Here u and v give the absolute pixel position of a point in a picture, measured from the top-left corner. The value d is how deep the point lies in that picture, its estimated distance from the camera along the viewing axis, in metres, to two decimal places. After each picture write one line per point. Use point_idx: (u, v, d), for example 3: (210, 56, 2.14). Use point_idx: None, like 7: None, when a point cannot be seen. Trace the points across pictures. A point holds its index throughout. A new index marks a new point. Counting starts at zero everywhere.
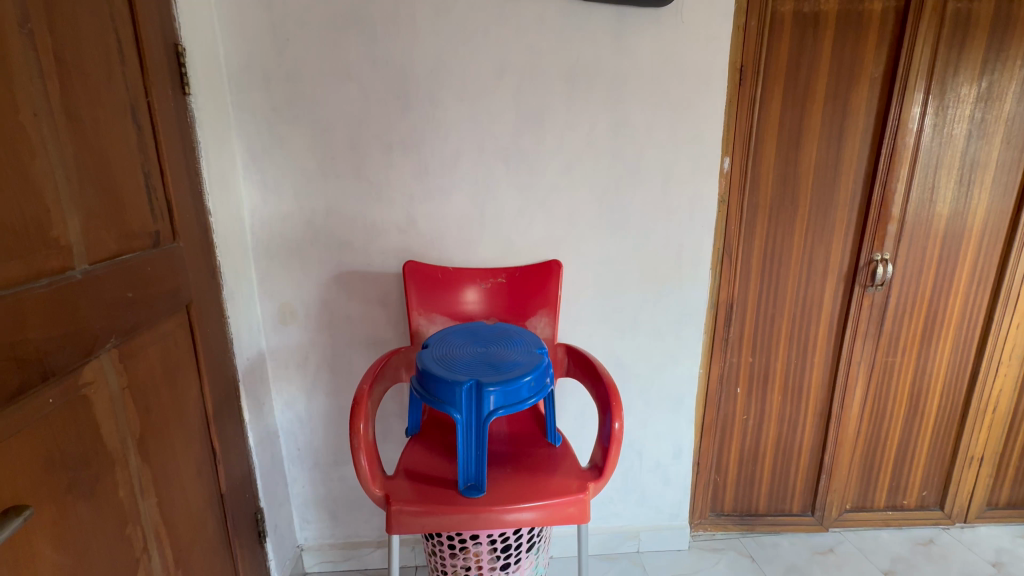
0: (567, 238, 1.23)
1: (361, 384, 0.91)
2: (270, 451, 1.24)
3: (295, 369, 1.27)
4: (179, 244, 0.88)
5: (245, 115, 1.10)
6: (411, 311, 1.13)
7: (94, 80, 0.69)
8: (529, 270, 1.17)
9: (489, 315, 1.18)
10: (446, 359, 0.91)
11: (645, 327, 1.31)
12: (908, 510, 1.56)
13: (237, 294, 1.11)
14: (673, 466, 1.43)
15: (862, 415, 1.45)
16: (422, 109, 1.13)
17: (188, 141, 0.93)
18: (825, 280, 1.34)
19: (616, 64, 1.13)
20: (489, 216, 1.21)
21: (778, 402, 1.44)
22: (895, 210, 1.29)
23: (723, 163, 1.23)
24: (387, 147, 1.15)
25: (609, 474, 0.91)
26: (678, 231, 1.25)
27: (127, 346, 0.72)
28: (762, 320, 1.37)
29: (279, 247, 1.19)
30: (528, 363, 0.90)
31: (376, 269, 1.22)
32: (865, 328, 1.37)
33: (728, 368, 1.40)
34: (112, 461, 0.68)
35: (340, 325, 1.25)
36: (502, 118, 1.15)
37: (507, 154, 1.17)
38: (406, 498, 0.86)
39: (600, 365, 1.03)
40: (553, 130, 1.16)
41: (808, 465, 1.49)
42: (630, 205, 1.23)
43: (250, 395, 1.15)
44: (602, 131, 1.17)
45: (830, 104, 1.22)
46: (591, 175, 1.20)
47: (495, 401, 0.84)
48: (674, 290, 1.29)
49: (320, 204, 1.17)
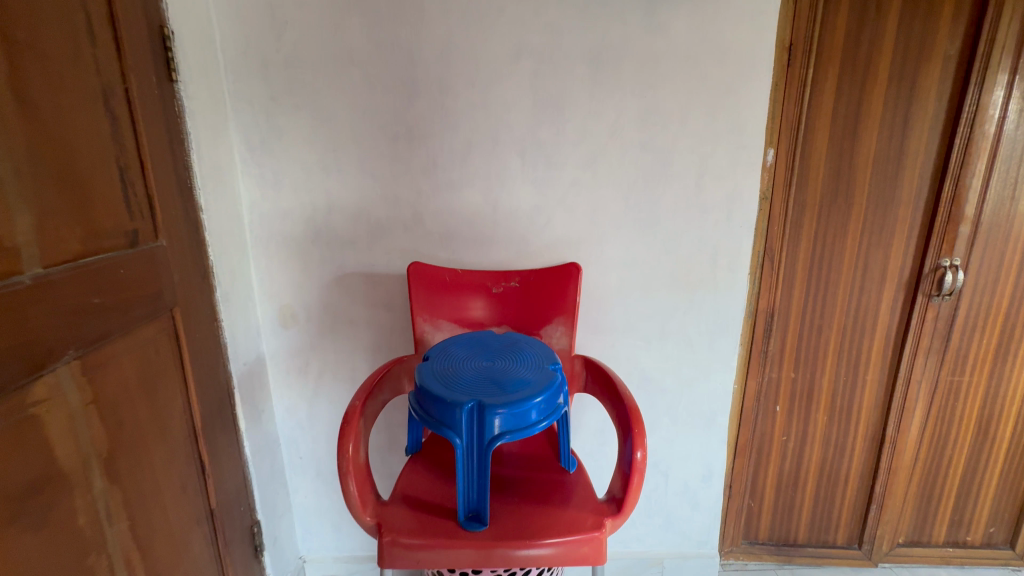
0: (588, 239, 1.12)
1: (353, 400, 0.83)
2: (269, 461, 1.18)
3: (297, 374, 1.20)
4: (162, 243, 0.81)
5: (243, 104, 1.03)
6: (415, 316, 1.04)
7: (55, 62, 0.63)
8: (544, 274, 1.06)
9: (500, 322, 1.08)
10: (448, 374, 0.81)
11: (673, 337, 1.19)
12: (971, 547, 1.39)
13: (234, 297, 1.05)
14: (702, 490, 1.30)
15: (921, 441, 1.28)
16: (430, 96, 1.03)
17: (176, 133, 0.87)
18: (881, 288, 1.19)
19: (647, 43, 1.01)
20: (502, 214, 1.11)
21: (824, 423, 1.29)
22: (968, 209, 1.12)
23: (766, 155, 1.09)
24: (393, 139, 1.06)
25: (628, 509, 0.80)
26: (713, 232, 1.12)
27: (94, 356, 0.66)
28: (807, 332, 1.22)
29: (280, 246, 1.12)
30: (541, 382, 0.79)
31: (381, 270, 1.14)
32: (928, 345, 1.21)
33: (766, 385, 1.26)
34: (70, 486, 0.61)
35: (342, 330, 1.18)
36: (518, 106, 1.04)
37: (523, 145, 1.06)
38: (401, 527, 0.78)
39: (621, 385, 0.91)
40: (574, 119, 1.05)
41: (855, 494, 1.33)
42: (660, 203, 1.10)
43: (247, 401, 1.09)
44: (629, 121, 1.05)
45: (894, 87, 1.07)
46: (615, 169, 1.08)
47: (499, 425, 0.74)
48: (706, 297, 1.16)
49: (321, 200, 1.09)
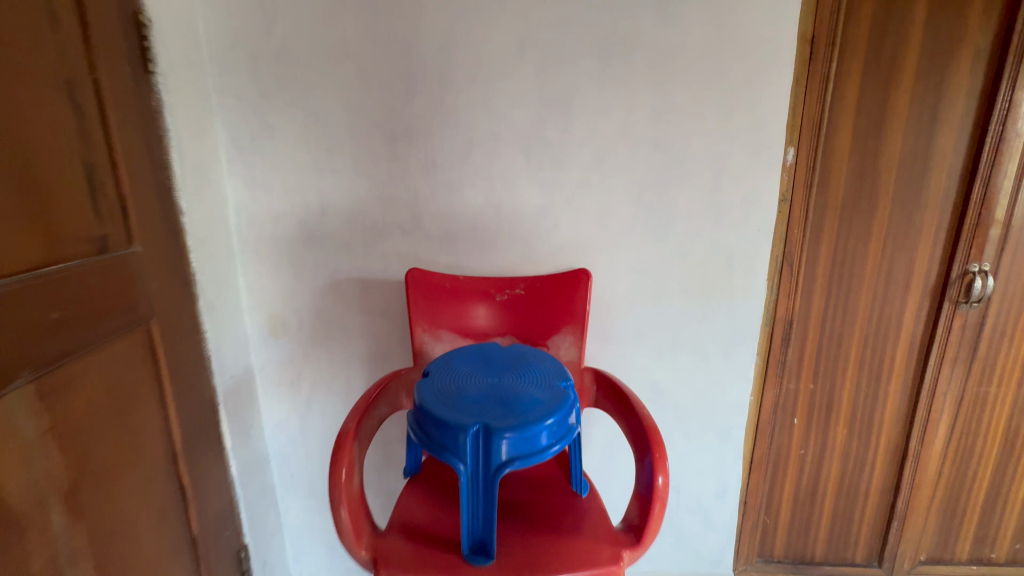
0: (597, 243, 1.05)
1: (346, 421, 0.77)
2: (257, 480, 1.11)
3: (287, 387, 1.13)
4: (136, 250, 0.75)
5: (228, 99, 0.96)
6: (414, 326, 0.97)
7: (11, 51, 0.58)
8: (552, 280, 1.00)
9: (505, 332, 1.01)
10: (451, 392, 0.74)
11: (687, 347, 1.12)
12: (995, 564, 1.33)
13: (219, 305, 0.98)
14: (716, 506, 1.24)
15: (945, 455, 1.22)
16: (429, 92, 0.97)
17: (154, 130, 0.81)
18: (906, 294, 1.12)
19: (661, 35, 0.94)
20: (505, 217, 1.04)
21: (845, 436, 1.22)
22: (999, 212, 1.06)
23: (786, 154, 1.03)
24: (390, 137, 0.99)
25: (647, 540, 0.74)
26: (730, 236, 1.06)
27: (54, 377, 0.60)
28: (827, 341, 1.16)
29: (269, 251, 1.05)
30: (552, 402, 0.73)
31: (377, 277, 1.07)
32: (955, 354, 1.15)
33: (784, 397, 1.19)
34: (25, 526, 0.56)
35: (336, 340, 1.10)
36: (523, 103, 0.97)
37: (528, 144, 1.00)
38: (399, 563, 0.71)
39: (638, 403, 0.85)
40: (582, 116, 0.98)
41: (876, 510, 1.27)
42: (674, 205, 1.04)
43: (234, 417, 1.01)
44: (641, 118, 0.99)
45: (922, 83, 1.01)
46: (626, 169, 1.01)
47: (508, 450, 0.67)
48: (722, 305, 1.10)
49: (313, 203, 1.02)
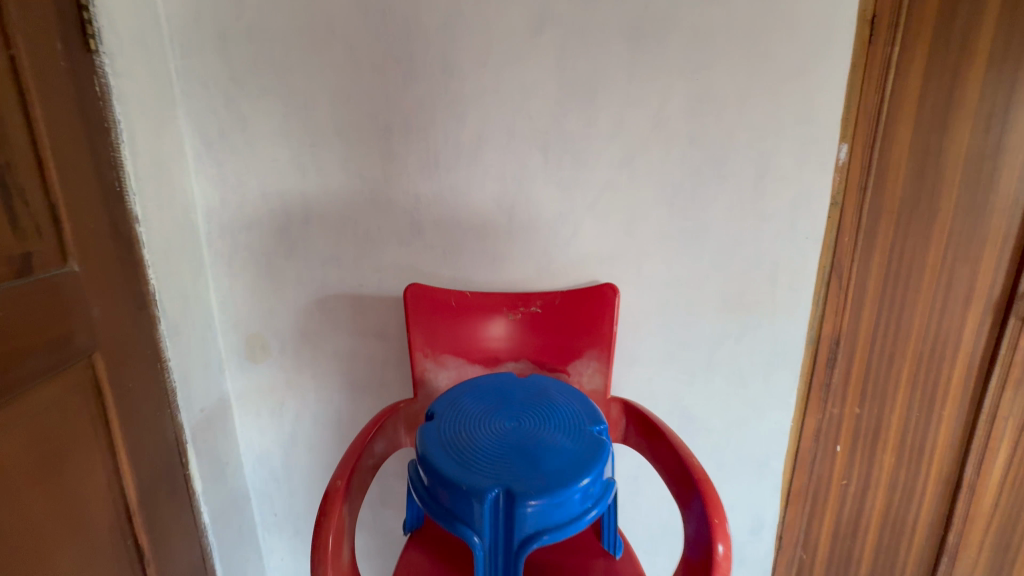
0: (622, 254, 0.92)
1: (334, 479, 0.64)
2: (235, 524, 0.97)
3: (268, 417, 0.99)
4: (72, 269, 0.62)
5: (193, 86, 0.82)
6: (414, 352, 0.85)
7: None
8: (573, 296, 0.86)
9: (519, 356, 0.88)
10: (460, 442, 0.61)
11: (722, 369, 1.00)
12: None
13: (185, 328, 0.84)
14: (750, 543, 1.13)
15: (1004, 486, 1.10)
16: (431, 79, 0.83)
17: (96, 123, 0.67)
18: (967, 310, 1.00)
19: (701, 13, 0.81)
20: (519, 224, 0.91)
21: (892, 465, 1.10)
22: None
23: (839, 151, 0.90)
24: (385, 131, 0.85)
25: None
26: (774, 244, 0.93)
27: None
28: (876, 361, 1.03)
29: (246, 263, 0.91)
30: (586, 456, 0.59)
31: (371, 292, 0.93)
32: (1019, 376, 1.03)
33: (826, 423, 1.07)
34: None
35: (324, 364, 0.97)
36: (540, 91, 0.84)
37: (545, 139, 0.86)
38: None
39: (684, 448, 0.73)
40: (608, 107, 0.85)
41: (923, 545, 1.15)
42: (711, 210, 0.91)
43: (205, 456, 0.88)
44: (676, 110, 0.86)
45: (995, 71, 0.88)
46: (657, 169, 0.88)
47: (535, 521, 0.54)
48: (762, 323, 0.97)
49: (296, 207, 0.89)
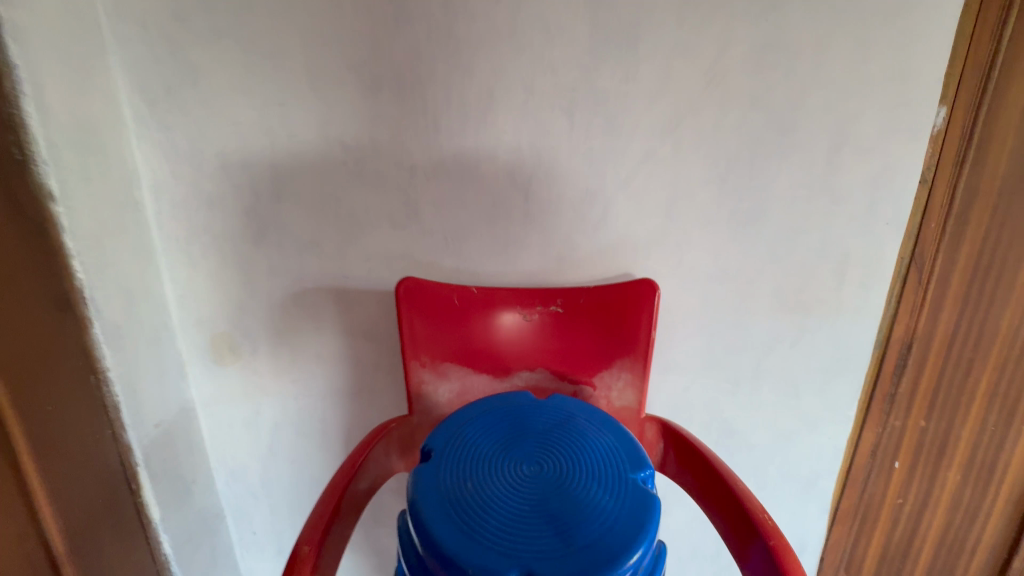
0: (661, 242, 0.76)
1: (301, 544, 0.53)
2: (206, 546, 0.85)
3: (242, 428, 0.85)
4: None
5: (126, 26, 0.65)
6: (408, 362, 0.70)
7: None
8: (602, 294, 0.71)
9: (535, 366, 0.73)
10: (468, 498, 0.47)
11: (770, 377, 0.85)
12: None
13: (132, 330, 0.69)
14: None
15: None
16: (428, 18, 0.65)
17: None
18: None
19: None
20: (537, 204, 0.74)
21: (955, 485, 0.94)
22: None
23: (937, 116, 0.72)
24: (371, 85, 0.68)
25: None
26: (846, 230, 0.77)
27: None
28: (951, 369, 0.86)
29: (206, 250, 0.75)
30: (632, 519, 0.47)
31: (358, 285, 0.78)
32: None
33: (886, 438, 0.92)
34: None
35: (305, 367, 0.82)
36: (567, 36, 0.66)
37: (571, 99, 0.69)
38: None
39: (748, 491, 0.60)
40: (653, 57, 0.67)
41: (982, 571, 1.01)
42: (773, 189, 0.74)
43: (167, 477, 0.75)
44: (739, 61, 0.68)
45: None
46: (709, 137, 0.71)
47: None
48: (823, 324, 0.82)
49: (264, 182, 0.72)
